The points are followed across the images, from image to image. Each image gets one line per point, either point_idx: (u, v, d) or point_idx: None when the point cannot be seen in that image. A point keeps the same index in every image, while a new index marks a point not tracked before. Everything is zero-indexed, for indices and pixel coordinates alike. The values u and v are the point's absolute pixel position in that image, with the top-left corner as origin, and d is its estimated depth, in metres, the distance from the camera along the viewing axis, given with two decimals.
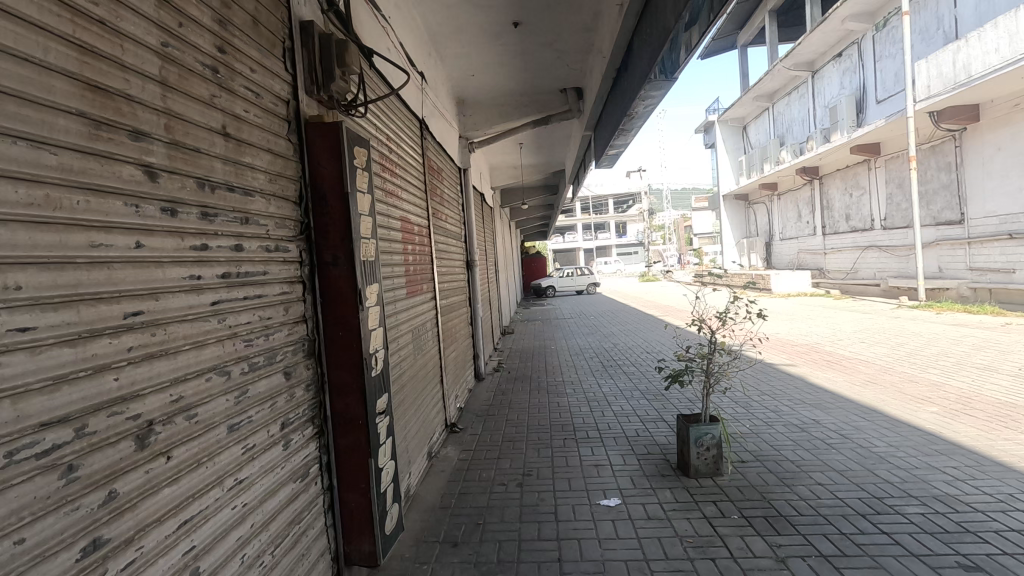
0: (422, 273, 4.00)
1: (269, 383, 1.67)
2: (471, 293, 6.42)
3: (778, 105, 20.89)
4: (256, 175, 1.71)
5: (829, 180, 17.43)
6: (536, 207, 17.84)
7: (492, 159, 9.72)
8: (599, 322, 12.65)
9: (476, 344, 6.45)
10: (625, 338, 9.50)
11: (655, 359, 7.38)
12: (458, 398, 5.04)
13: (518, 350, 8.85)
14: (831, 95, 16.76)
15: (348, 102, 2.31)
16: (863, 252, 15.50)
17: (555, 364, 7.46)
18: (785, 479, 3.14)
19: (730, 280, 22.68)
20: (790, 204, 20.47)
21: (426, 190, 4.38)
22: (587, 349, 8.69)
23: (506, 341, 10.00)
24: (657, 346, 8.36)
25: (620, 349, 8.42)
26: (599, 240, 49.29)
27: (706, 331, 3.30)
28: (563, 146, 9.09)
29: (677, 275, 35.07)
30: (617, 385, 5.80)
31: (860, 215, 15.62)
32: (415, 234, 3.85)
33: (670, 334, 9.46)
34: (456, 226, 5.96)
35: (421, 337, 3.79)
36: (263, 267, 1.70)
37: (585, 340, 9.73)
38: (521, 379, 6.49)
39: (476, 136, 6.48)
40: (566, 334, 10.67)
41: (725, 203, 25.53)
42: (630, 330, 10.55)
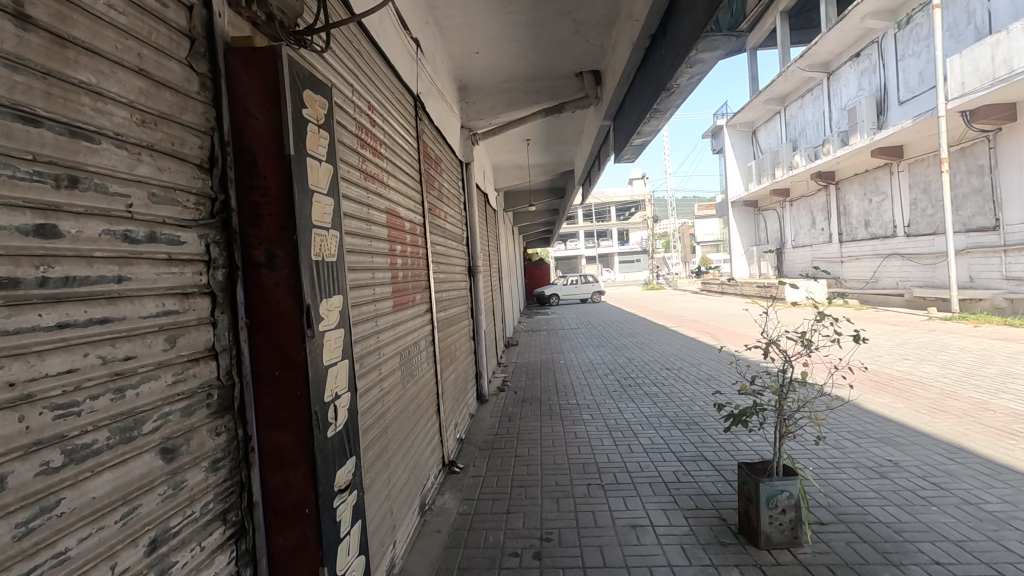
0: (415, 281, 3.27)
1: (118, 475, 0.93)
2: (473, 304, 5.69)
3: (791, 109, 20.23)
4: (113, 114, 0.99)
5: (847, 185, 16.75)
6: (540, 212, 17.11)
7: (497, 157, 9.03)
8: (609, 333, 11.92)
9: (478, 362, 5.71)
10: (640, 352, 8.75)
11: (677, 376, 6.64)
12: (457, 427, 4.30)
13: (524, 365, 8.08)
14: (849, 97, 16.10)
15: (300, 32, 1.58)
16: (884, 260, 14.80)
17: (566, 382, 6.72)
18: (886, 553, 2.39)
19: (740, 288, 21.97)
20: (804, 211, 19.78)
21: (421, 181, 3.66)
22: (600, 364, 7.95)
23: (510, 354, 9.25)
24: (677, 362, 7.61)
25: (636, 365, 7.67)
26: (603, 248, 48.63)
27: (779, 358, 2.58)
28: (574, 143, 8.39)
29: (683, 283, 34.39)
30: (640, 410, 5.05)
31: (881, 222, 14.93)
32: (406, 233, 3.11)
33: (689, 348, 8.71)
34: (457, 228, 5.24)
35: (413, 360, 3.06)
36: (118, 270, 0.97)
37: (597, 354, 8.98)
38: (529, 401, 5.74)
39: (480, 126, 5.77)
40: (574, 347, 9.93)
41: (734, 210, 24.86)
42: (644, 342, 9.81)
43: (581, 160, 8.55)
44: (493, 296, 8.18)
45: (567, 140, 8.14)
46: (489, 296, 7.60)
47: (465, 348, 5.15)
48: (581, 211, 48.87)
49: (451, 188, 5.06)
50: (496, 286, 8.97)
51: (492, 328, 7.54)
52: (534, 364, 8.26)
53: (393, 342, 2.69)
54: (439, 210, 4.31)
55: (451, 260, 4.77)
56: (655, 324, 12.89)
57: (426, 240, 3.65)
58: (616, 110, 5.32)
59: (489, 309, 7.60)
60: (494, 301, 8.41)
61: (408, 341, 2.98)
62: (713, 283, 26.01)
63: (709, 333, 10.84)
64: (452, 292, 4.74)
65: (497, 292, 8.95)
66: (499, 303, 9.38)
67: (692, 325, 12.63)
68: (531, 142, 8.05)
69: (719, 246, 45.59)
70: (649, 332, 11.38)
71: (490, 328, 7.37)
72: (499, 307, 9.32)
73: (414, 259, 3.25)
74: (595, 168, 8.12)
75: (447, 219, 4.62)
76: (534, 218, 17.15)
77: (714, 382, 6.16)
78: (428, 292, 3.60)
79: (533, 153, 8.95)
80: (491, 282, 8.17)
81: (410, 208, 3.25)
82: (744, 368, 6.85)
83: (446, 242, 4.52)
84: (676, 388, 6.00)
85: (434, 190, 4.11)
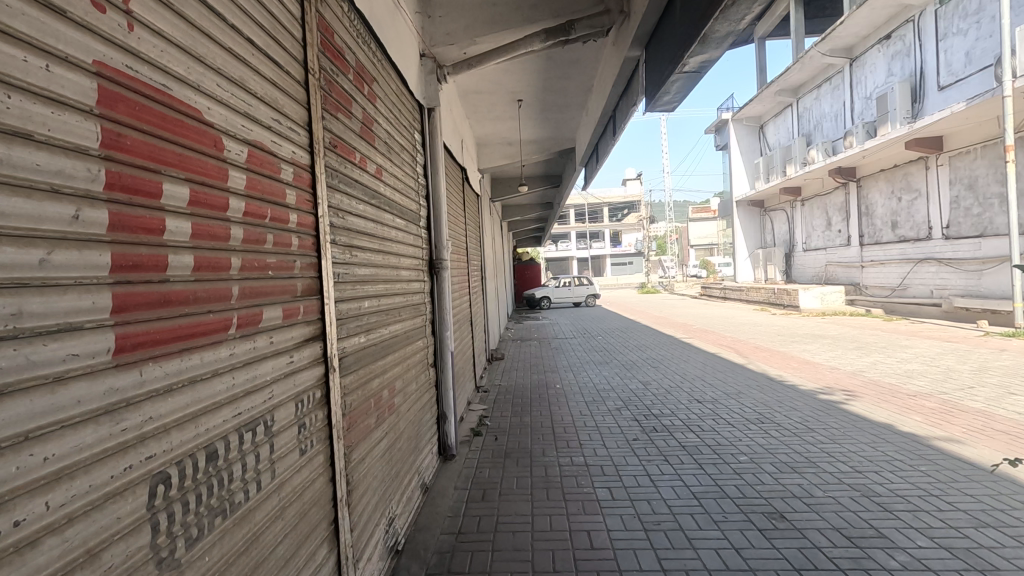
0: (263, 283, 1.48)
1: None
2: (437, 313, 3.94)
3: (805, 101, 18.70)
4: None
5: (870, 182, 15.30)
6: (532, 205, 15.38)
7: (479, 126, 7.29)
8: (609, 343, 10.29)
9: (442, 402, 3.95)
10: (655, 373, 7.08)
11: (715, 415, 4.94)
12: (391, 529, 2.55)
13: (510, 391, 6.33)
14: (875, 84, 14.59)
15: None
16: (915, 266, 13.32)
17: (567, 419, 4.98)
18: None
19: (746, 293, 20.41)
20: (819, 211, 18.23)
21: (312, 82, 1.88)
22: (607, 390, 6.26)
23: (493, 373, 7.51)
24: (709, 391, 5.93)
25: (654, 393, 5.97)
26: (594, 249, 47.25)
27: None
28: (578, 107, 6.70)
29: (679, 286, 33.00)
30: (684, 484, 3.33)
31: (912, 222, 13.48)
32: (227, 166, 1.33)
33: (718, 370, 7.02)
34: (413, 206, 3.45)
35: (246, 465, 1.33)
36: None
37: (602, 374, 7.27)
38: (515, 455, 4.00)
39: (450, 57, 3.99)
40: (571, 362, 8.19)
41: (738, 209, 23.42)
42: (657, 359, 8.15)
43: (587, 133, 6.82)
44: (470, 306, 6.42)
45: (570, 101, 6.45)
46: (463, 302, 5.85)
47: (420, 388, 3.38)
48: (574, 211, 47.23)
49: (403, 142, 3.27)
50: (476, 291, 7.20)
51: (466, 345, 5.79)
52: (524, 388, 6.50)
53: (108, 471, 0.90)
54: (369, 164, 2.52)
55: (398, 251, 2.97)
56: (662, 334, 11.25)
57: (315, 204, 1.87)
58: (652, 29, 3.49)
59: (464, 320, 5.82)
60: (472, 309, 6.66)
61: (213, 435, 1.20)
62: (714, 288, 24.48)
63: (728, 347, 9.21)
64: (400, 302, 2.94)
65: (476, 298, 7.22)
66: (480, 311, 7.63)
67: (705, 335, 11.01)
68: (524, 103, 6.34)
69: (714, 249, 44.22)
70: (658, 344, 9.70)
71: (464, 348, 5.59)
72: (480, 317, 7.58)
73: (255, 232, 1.44)
74: (604, 141, 6.41)
75: (388, 183, 2.84)
76: (525, 212, 15.42)
77: (771, 428, 4.46)
78: (313, 304, 1.81)
79: (525, 122, 7.24)
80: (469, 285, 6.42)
81: (251, 117, 1.46)
82: (803, 407, 5.15)
83: (384, 219, 2.72)
84: (721, 435, 4.30)
85: (352, 123, 2.31)
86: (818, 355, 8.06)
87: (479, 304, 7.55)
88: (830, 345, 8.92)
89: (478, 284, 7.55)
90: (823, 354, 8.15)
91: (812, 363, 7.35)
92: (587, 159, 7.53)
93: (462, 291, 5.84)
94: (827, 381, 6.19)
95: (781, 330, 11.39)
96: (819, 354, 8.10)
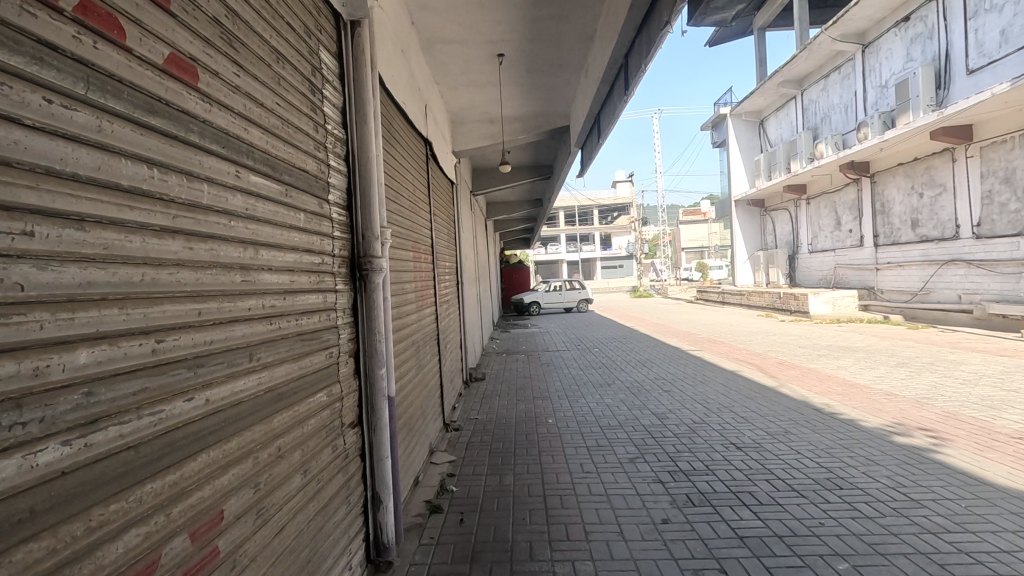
0: None
1: None
2: (365, 341, 2.52)
3: (811, 93, 17.53)
4: None
5: (885, 178, 14.15)
6: (519, 202, 14.03)
7: (451, 96, 5.91)
8: (608, 357, 8.96)
9: (375, 478, 2.55)
10: (669, 401, 5.74)
11: (769, 473, 3.57)
12: None
13: (488, 429, 4.91)
14: (892, 72, 13.46)
15: None
16: (940, 268, 12.12)
17: (564, 479, 3.58)
18: None
19: (747, 298, 19.22)
20: (826, 210, 17.01)
21: None
22: (612, 426, 4.89)
23: (469, 402, 6.08)
24: (747, 431, 4.56)
25: (675, 432, 4.59)
26: (585, 253, 46.08)
27: None
28: (576, 68, 5.33)
29: (674, 290, 31.80)
30: None
31: (935, 220, 12.32)
32: None
33: (747, 399, 5.68)
34: (309, 167, 2.05)
35: None
36: None
37: (604, 401, 5.88)
38: (487, 557, 2.62)
39: None
40: (565, 385, 6.82)
41: (738, 209, 22.27)
42: (669, 380, 6.79)
43: (586, 102, 5.42)
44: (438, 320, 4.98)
45: (564, 58, 5.07)
46: (426, 317, 4.43)
47: (320, 475, 1.98)
48: (563, 212, 45.95)
49: (284, 53, 1.86)
50: (447, 301, 5.77)
51: (429, 374, 4.37)
52: (508, 424, 5.09)
53: None
54: (131, 35, 1.11)
55: (252, 236, 1.56)
56: (666, 346, 9.92)
57: None
58: None
59: (426, 340, 4.38)
60: (441, 324, 5.24)
61: None
62: (711, 292, 23.23)
63: (748, 364, 7.88)
64: (250, 334, 1.52)
65: (449, 309, 5.80)
66: (453, 325, 6.20)
67: (715, 347, 9.67)
68: (506, 59, 4.97)
69: (707, 252, 43.13)
70: (665, 359, 8.36)
71: (423, 380, 4.14)
72: (453, 333, 6.14)
73: None
74: (610, 106, 5.01)
75: (219, 100, 1.44)
76: (512, 210, 14.07)
77: (860, 500, 3.10)
78: None
79: (509, 90, 5.87)
80: (437, 294, 5.01)
81: None
82: (884, 458, 3.78)
83: (192, 165, 1.30)
84: (792, 515, 2.93)
85: None
86: (859, 375, 6.73)
87: (452, 317, 6.10)
88: (867, 362, 7.60)
89: (451, 292, 6.12)
90: (865, 374, 6.82)
91: (859, 388, 6.01)
92: (587, 134, 6.16)
93: (423, 300, 4.40)
94: (894, 417, 4.83)
95: (799, 341, 10.11)
96: (860, 374, 6.78)
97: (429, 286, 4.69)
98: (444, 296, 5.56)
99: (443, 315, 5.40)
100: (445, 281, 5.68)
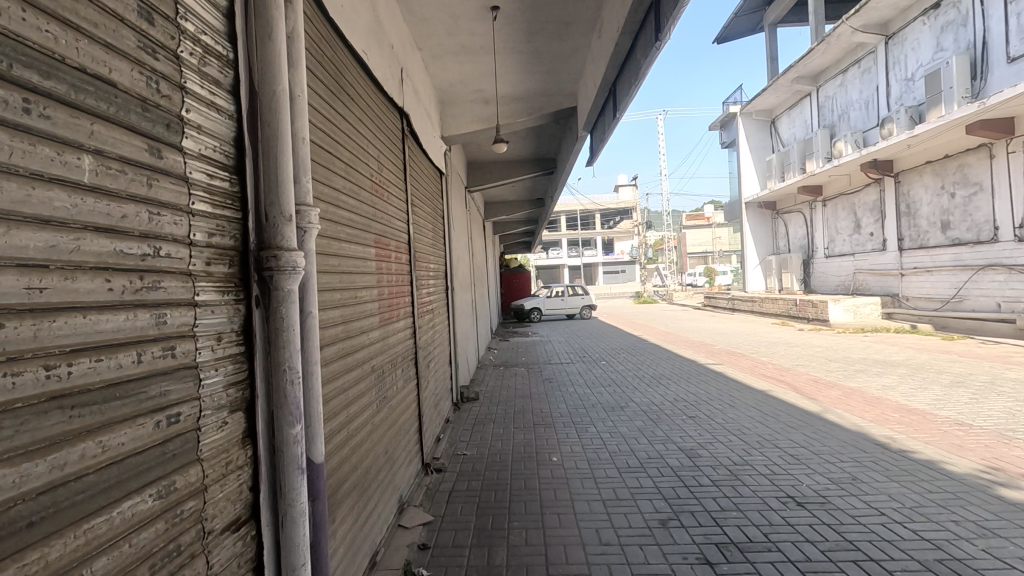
0: None
1: None
2: (263, 385, 1.58)
3: (827, 89, 16.66)
4: None
5: (911, 177, 13.23)
6: (519, 201, 13.17)
7: (437, 67, 5.01)
8: (618, 372, 8.03)
9: None
10: (695, 432, 4.80)
11: (857, 551, 2.62)
12: None
13: (478, 471, 3.97)
14: (919, 63, 12.59)
15: None
16: (975, 274, 11.20)
17: (575, 558, 2.65)
18: None
19: (759, 305, 18.28)
20: (844, 211, 16.10)
21: None
22: (632, 466, 3.94)
23: (456, 430, 5.13)
24: (804, 478, 3.61)
25: (712, 479, 3.64)
26: (586, 258, 45.18)
27: None
28: (586, 29, 4.40)
29: (680, 296, 30.85)
30: None
31: (970, 222, 11.40)
32: None
33: (791, 429, 4.73)
34: (120, 79, 1.11)
35: None
36: None
37: (618, 430, 4.93)
38: None
39: None
40: (570, 407, 5.88)
41: (748, 211, 21.36)
42: (692, 403, 5.84)
43: (599, 70, 4.49)
44: (417, 337, 4.03)
45: (573, 15, 4.16)
46: (399, 333, 3.47)
47: None
48: (565, 216, 45.10)
49: None
50: (432, 312, 4.81)
51: (403, 406, 3.41)
52: (503, 462, 4.14)
53: None
54: None
55: None
56: (682, 359, 8.99)
57: None
58: None
59: (400, 362, 3.42)
60: (423, 338, 4.29)
61: None
62: (719, 298, 22.29)
63: (777, 381, 6.95)
64: None
65: (432, 321, 4.83)
66: (440, 339, 5.25)
67: (735, 361, 8.73)
68: (501, 13, 4.06)
69: (711, 256, 42.23)
70: (682, 376, 7.43)
71: (393, 416, 3.18)
72: (439, 349, 5.18)
73: None
74: (631, 72, 4.08)
75: None
76: (511, 211, 13.21)
77: None
78: None
79: (506, 61, 4.96)
80: (416, 303, 4.05)
81: None
82: (1005, 528, 2.82)
83: None
84: None
85: None
86: (913, 397, 5.78)
87: (438, 330, 5.15)
88: (915, 380, 6.66)
89: (436, 299, 5.16)
90: (919, 395, 5.87)
91: (921, 415, 5.05)
92: (598, 111, 5.21)
93: (396, 313, 3.43)
94: (983, 458, 3.88)
95: (827, 354, 9.17)
96: (914, 396, 5.83)
97: (405, 294, 3.74)
98: (427, 305, 4.59)
99: (426, 329, 4.44)
100: (429, 288, 4.73)
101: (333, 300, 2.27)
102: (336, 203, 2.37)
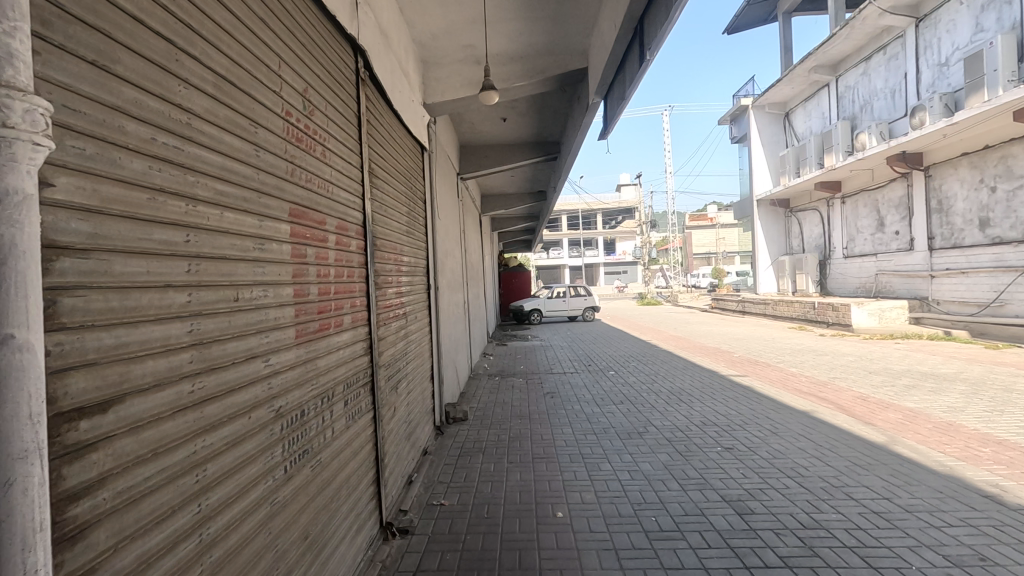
0: None
1: None
2: None
3: (847, 78, 15.64)
4: None
5: (944, 171, 12.22)
6: (518, 194, 12.17)
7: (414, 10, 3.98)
8: (629, 385, 7.02)
9: None
10: (736, 472, 3.79)
11: None
12: None
13: (457, 535, 2.94)
14: (955, 46, 11.57)
15: None
16: (1020, 276, 10.19)
17: None
18: None
19: (773, 308, 17.26)
20: (866, 208, 15.09)
21: None
22: (664, 530, 2.91)
23: (435, 465, 4.09)
24: (909, 557, 2.58)
25: (781, 555, 2.61)
26: (588, 258, 44.14)
27: None
28: None
29: (684, 298, 29.82)
30: None
31: (1013, 219, 10.40)
32: None
33: (861, 470, 3.70)
34: None
35: None
36: None
37: (639, 469, 3.90)
38: None
39: None
40: (577, 432, 4.86)
41: (759, 209, 20.32)
42: (726, 429, 4.80)
43: (621, 4, 3.45)
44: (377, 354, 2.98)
45: None
46: (342, 351, 2.44)
47: None
48: (566, 214, 44.06)
49: None
50: (404, 319, 3.77)
51: (345, 457, 2.38)
52: (491, 520, 3.09)
53: None
54: None
55: None
56: (701, 370, 7.97)
57: None
58: None
59: (341, 394, 2.39)
60: (388, 355, 3.25)
61: None
62: (728, 300, 21.27)
63: (818, 400, 5.93)
64: None
65: (405, 329, 3.80)
66: (418, 352, 4.21)
67: (762, 373, 7.72)
68: None
69: (715, 256, 41.23)
70: (706, 392, 6.40)
71: (324, 477, 2.14)
72: (416, 366, 4.13)
73: None
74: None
75: None
76: (510, 205, 12.20)
77: None
78: None
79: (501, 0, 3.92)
80: (376, 308, 3.01)
81: None
82: None
83: None
84: None
85: None
86: (994, 424, 4.75)
87: (414, 340, 4.11)
88: (984, 401, 5.64)
89: (413, 302, 4.12)
90: (999, 422, 4.86)
91: (1021, 452, 4.01)
92: (615, 63, 4.15)
93: (337, 324, 2.38)
94: None
95: (864, 364, 8.15)
96: (995, 423, 4.79)
97: (358, 295, 2.70)
98: (397, 310, 3.55)
99: (394, 341, 3.41)
100: (401, 289, 3.70)
101: (165, 306, 1.23)
102: (183, 137, 1.33)
